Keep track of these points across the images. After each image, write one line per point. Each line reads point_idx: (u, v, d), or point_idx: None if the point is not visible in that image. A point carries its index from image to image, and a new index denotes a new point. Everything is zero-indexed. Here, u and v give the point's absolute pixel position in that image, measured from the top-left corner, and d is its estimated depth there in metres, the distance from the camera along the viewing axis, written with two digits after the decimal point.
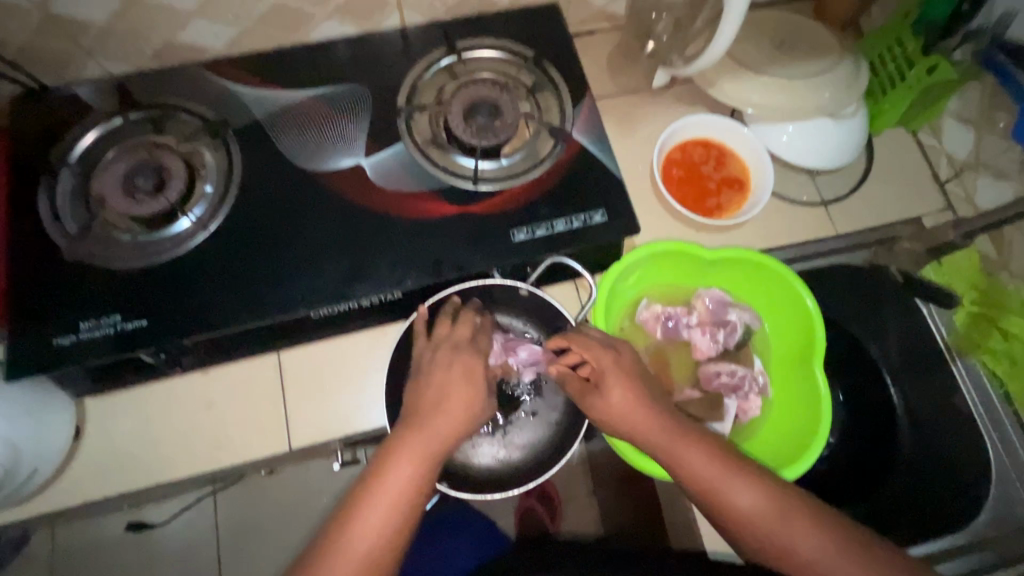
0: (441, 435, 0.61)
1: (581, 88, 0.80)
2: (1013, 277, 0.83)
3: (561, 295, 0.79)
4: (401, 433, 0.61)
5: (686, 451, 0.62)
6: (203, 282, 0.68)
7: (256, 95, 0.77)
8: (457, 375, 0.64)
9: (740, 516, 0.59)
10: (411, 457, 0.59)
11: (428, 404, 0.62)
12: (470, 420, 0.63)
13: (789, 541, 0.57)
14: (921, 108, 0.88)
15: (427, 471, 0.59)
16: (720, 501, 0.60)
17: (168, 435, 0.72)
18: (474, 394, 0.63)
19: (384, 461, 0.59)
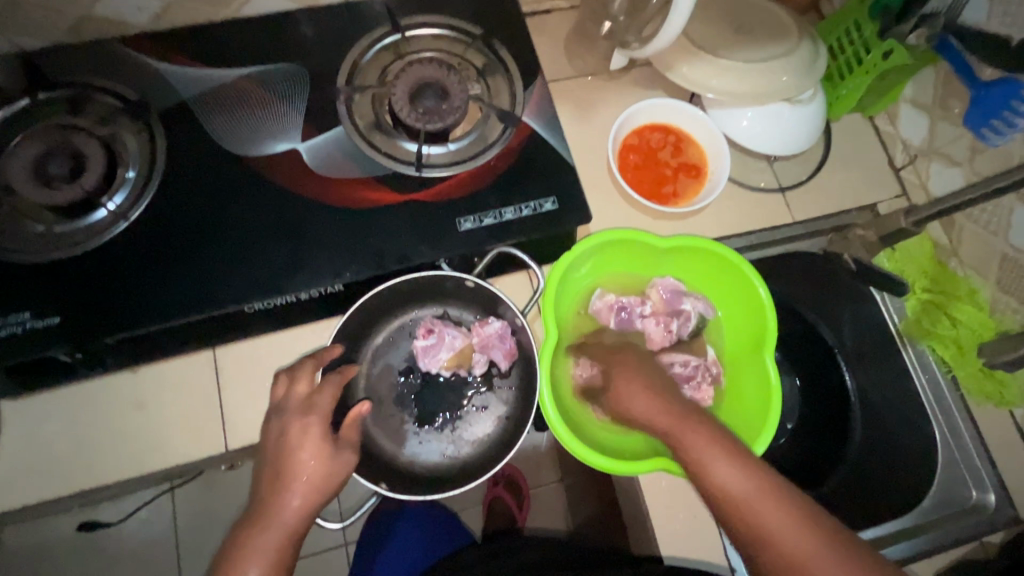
0: (290, 520, 0.57)
1: (533, 69, 0.77)
2: (962, 265, 0.86)
3: (516, 287, 0.77)
4: (246, 527, 0.57)
5: (682, 423, 0.60)
6: (123, 278, 0.63)
7: (183, 73, 0.72)
8: (307, 446, 0.59)
9: (726, 496, 0.56)
10: (259, 554, 0.55)
11: (273, 490, 0.58)
12: (321, 498, 0.59)
13: (781, 539, 0.52)
14: (878, 92, 0.87)
15: (274, 567, 0.55)
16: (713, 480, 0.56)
17: (94, 438, 0.68)
18: (325, 468, 0.59)
19: (232, 558, 0.55)
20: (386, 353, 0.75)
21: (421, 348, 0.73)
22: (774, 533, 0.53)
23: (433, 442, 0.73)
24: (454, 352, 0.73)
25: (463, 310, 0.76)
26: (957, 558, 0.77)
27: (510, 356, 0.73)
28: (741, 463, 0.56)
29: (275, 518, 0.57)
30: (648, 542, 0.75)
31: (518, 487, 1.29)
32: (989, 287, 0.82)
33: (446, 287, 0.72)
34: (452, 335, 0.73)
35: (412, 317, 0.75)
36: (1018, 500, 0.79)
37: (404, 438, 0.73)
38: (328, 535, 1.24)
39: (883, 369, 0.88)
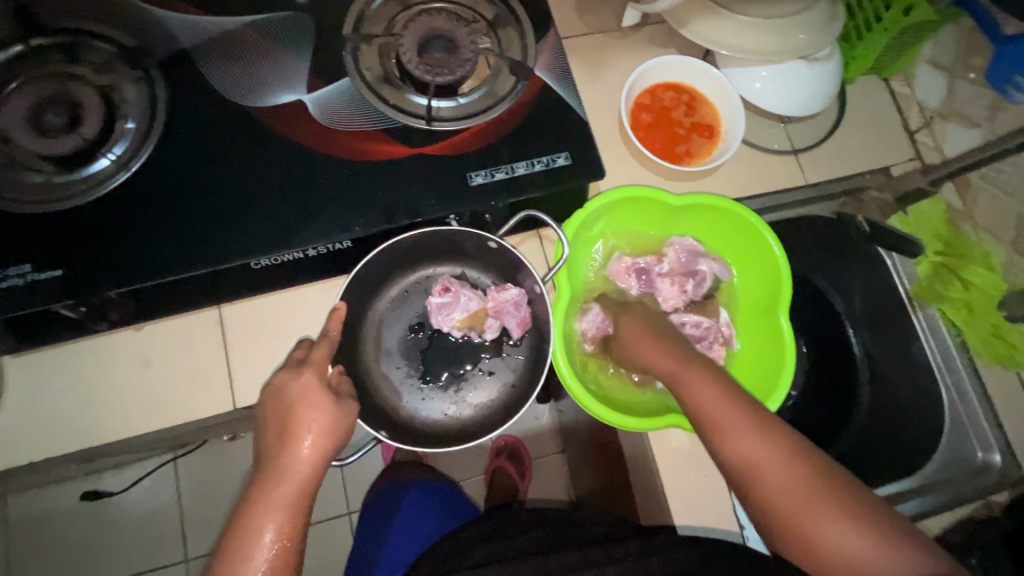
0: (301, 474, 0.55)
1: (545, 21, 0.74)
2: (976, 229, 0.83)
3: (534, 254, 0.75)
4: (256, 485, 0.55)
5: (689, 374, 0.60)
6: (127, 231, 0.61)
7: (182, 20, 0.69)
8: (309, 402, 0.57)
9: (732, 452, 0.55)
10: (274, 508, 0.53)
11: (281, 445, 0.56)
12: (330, 450, 0.57)
13: (778, 488, 0.53)
14: (896, 52, 0.85)
15: (292, 520, 0.54)
16: (720, 433, 0.56)
17: (99, 395, 0.67)
18: (330, 417, 0.57)
19: (246, 519, 0.53)
20: (396, 310, 0.75)
21: (436, 304, 0.72)
22: (779, 486, 0.53)
23: (438, 400, 0.73)
24: (468, 314, 0.71)
25: (481, 274, 0.76)
26: (961, 517, 0.77)
27: (524, 325, 0.71)
28: (749, 415, 0.56)
29: (286, 470, 0.55)
30: (657, 501, 0.76)
31: (520, 456, 1.31)
32: (1003, 250, 0.80)
33: (467, 246, 0.71)
34: (468, 297, 0.71)
35: (430, 274, 0.76)
36: None
37: (406, 393, 0.73)
38: (333, 503, 1.24)
39: (889, 335, 0.88)
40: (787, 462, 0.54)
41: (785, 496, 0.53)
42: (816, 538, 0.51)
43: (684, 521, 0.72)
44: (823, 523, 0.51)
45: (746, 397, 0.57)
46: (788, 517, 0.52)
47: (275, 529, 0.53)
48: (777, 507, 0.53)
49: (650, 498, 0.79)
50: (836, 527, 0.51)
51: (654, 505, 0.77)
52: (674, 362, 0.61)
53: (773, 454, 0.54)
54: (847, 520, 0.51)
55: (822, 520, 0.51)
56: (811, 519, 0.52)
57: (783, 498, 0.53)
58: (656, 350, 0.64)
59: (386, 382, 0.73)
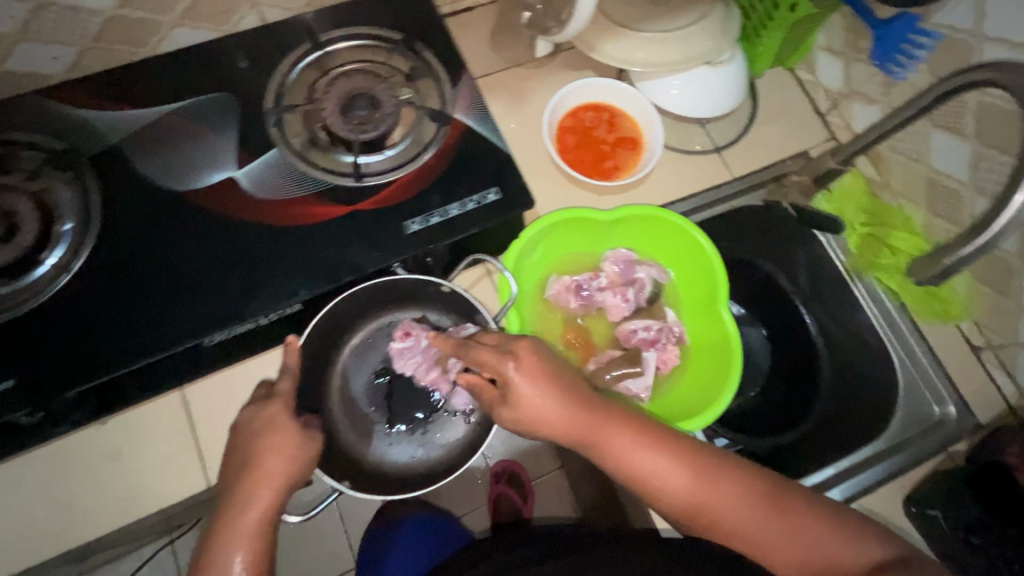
0: (263, 502, 0.56)
1: (458, 65, 0.78)
2: (893, 195, 0.89)
3: (488, 295, 0.79)
4: (218, 524, 0.55)
5: (606, 435, 0.60)
6: (77, 330, 0.62)
7: (108, 118, 0.71)
8: (277, 428, 0.60)
9: (667, 499, 0.58)
10: (240, 537, 0.54)
11: (243, 481, 0.57)
12: (292, 477, 0.58)
13: (716, 516, 0.57)
14: (793, 44, 0.91)
15: (259, 545, 0.55)
16: (646, 483, 0.59)
17: (70, 496, 0.67)
18: (296, 442, 0.60)
19: (213, 547, 0.54)
20: (360, 359, 0.76)
21: (397, 349, 0.74)
22: (717, 517, 0.57)
23: (404, 444, 0.74)
24: (430, 356, 0.74)
25: (441, 316, 0.76)
26: (928, 471, 0.81)
27: None
28: (674, 458, 0.59)
29: (249, 499, 0.56)
30: (641, 508, 0.78)
31: (520, 480, 1.28)
32: (920, 212, 0.86)
33: (423, 289, 0.73)
34: (429, 339, 0.73)
35: (396, 318, 0.77)
36: (976, 407, 0.83)
37: (375, 438, 0.74)
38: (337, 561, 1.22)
39: (838, 303, 0.91)
40: (720, 491, 0.57)
41: (722, 523, 0.57)
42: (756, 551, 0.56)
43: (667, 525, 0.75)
44: (757, 539, 0.55)
45: (668, 438, 0.60)
46: (732, 539, 0.57)
47: (243, 555, 0.53)
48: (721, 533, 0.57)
49: (634, 505, 0.81)
50: (772, 541, 0.55)
51: (639, 512, 0.79)
52: (588, 422, 0.61)
53: (709, 491, 0.57)
54: (776, 531, 0.55)
55: (759, 535, 0.55)
56: (758, 534, 0.55)
57: (721, 525, 0.57)
58: (569, 418, 0.61)
59: (358, 434, 0.74)
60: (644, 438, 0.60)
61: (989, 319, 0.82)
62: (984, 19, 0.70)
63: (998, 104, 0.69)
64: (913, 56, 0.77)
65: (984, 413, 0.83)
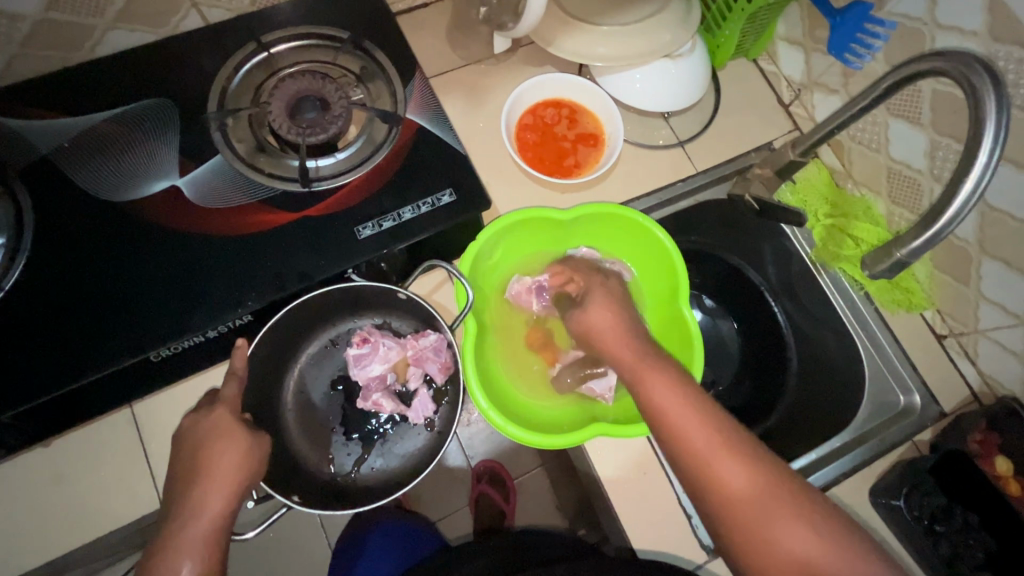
0: (216, 508, 0.53)
1: (409, 63, 0.76)
2: (856, 186, 0.89)
3: (449, 299, 0.77)
4: (160, 539, 0.51)
5: (650, 374, 0.61)
6: (10, 351, 0.60)
7: (41, 127, 0.68)
8: (223, 434, 0.57)
9: (685, 442, 0.55)
10: (189, 548, 0.50)
11: (189, 493, 0.54)
12: (244, 481, 0.55)
13: (725, 476, 0.53)
14: (753, 35, 0.90)
15: (212, 552, 0.51)
16: (667, 421, 0.57)
17: (14, 522, 0.65)
18: (245, 446, 0.57)
19: (159, 559, 0.50)
20: (318, 367, 0.74)
21: (353, 356, 0.72)
22: (724, 476, 0.53)
23: (363, 455, 0.73)
24: (388, 364, 0.72)
25: (403, 321, 0.75)
26: (893, 461, 0.81)
27: (446, 369, 0.72)
28: (702, 406, 0.57)
29: (202, 501, 0.53)
30: (609, 510, 0.77)
31: (500, 478, 1.27)
32: (882, 202, 0.86)
33: (378, 297, 0.71)
34: (387, 346, 0.72)
35: (357, 325, 0.75)
36: (941, 395, 0.83)
37: (333, 448, 0.72)
38: None
39: (804, 295, 0.91)
40: (737, 453, 0.54)
41: (741, 495, 0.52)
42: (769, 538, 0.50)
43: (634, 526, 0.74)
44: (779, 523, 0.51)
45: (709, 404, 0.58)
46: (744, 522, 0.52)
47: (193, 566, 0.50)
48: (725, 496, 0.53)
49: (603, 506, 0.81)
50: (794, 528, 0.50)
51: (608, 513, 0.78)
52: (634, 359, 0.63)
53: (737, 463, 0.53)
54: (798, 518, 0.51)
55: (779, 523, 0.51)
56: (759, 509, 0.51)
57: (740, 500, 0.52)
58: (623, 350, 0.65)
59: (317, 445, 0.72)
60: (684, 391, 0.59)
61: (950, 308, 0.82)
62: (935, 7, 0.69)
63: (951, 92, 0.69)
64: (869, 46, 0.77)
65: (949, 401, 0.83)
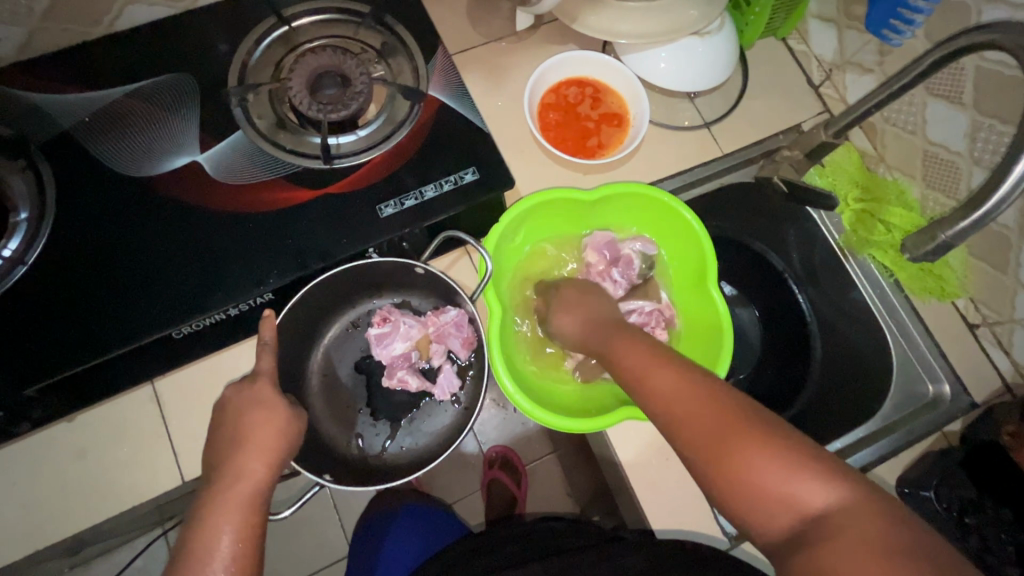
0: (255, 475, 0.53)
1: (431, 39, 0.74)
2: (889, 169, 0.87)
3: (468, 276, 0.76)
4: (202, 505, 0.51)
5: (618, 341, 0.60)
6: (36, 326, 0.59)
7: (62, 100, 0.67)
8: (264, 405, 0.57)
9: (651, 398, 0.53)
10: (229, 511, 0.50)
11: (217, 472, 0.53)
12: (283, 451, 0.56)
13: (686, 423, 0.49)
14: (784, 13, 0.87)
15: (250, 518, 0.51)
16: (637, 382, 0.55)
17: (39, 496, 0.65)
18: (285, 420, 0.57)
19: (198, 524, 0.49)
20: (341, 348, 0.74)
21: (374, 336, 0.71)
22: (686, 423, 0.49)
23: (389, 435, 0.72)
24: (409, 342, 0.71)
25: (422, 300, 0.74)
26: (921, 451, 0.79)
27: (469, 344, 0.71)
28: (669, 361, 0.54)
29: (240, 470, 0.53)
30: (631, 498, 0.76)
31: (514, 465, 1.27)
32: (916, 186, 0.84)
33: (398, 276, 0.70)
34: (408, 325, 0.71)
35: (376, 305, 0.75)
36: (971, 387, 0.81)
37: (361, 429, 0.72)
38: (331, 549, 1.21)
39: (831, 283, 0.89)
40: (702, 400, 0.49)
41: (708, 431, 0.47)
42: (739, 468, 0.45)
43: (655, 512, 0.73)
44: (746, 452, 0.45)
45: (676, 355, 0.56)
46: (707, 458, 0.47)
47: (233, 531, 0.49)
48: (692, 443, 0.48)
49: (624, 493, 0.80)
50: (766, 457, 0.44)
51: (630, 501, 0.78)
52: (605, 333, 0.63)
53: (699, 397, 0.49)
54: (768, 443, 0.45)
55: (742, 455, 0.45)
56: (724, 450, 0.46)
57: (705, 437, 0.47)
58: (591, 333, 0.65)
59: (339, 425, 0.72)
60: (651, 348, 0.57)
61: (985, 296, 0.79)
62: None
63: (998, 69, 0.66)
64: (910, 22, 0.75)
65: (980, 392, 0.81)
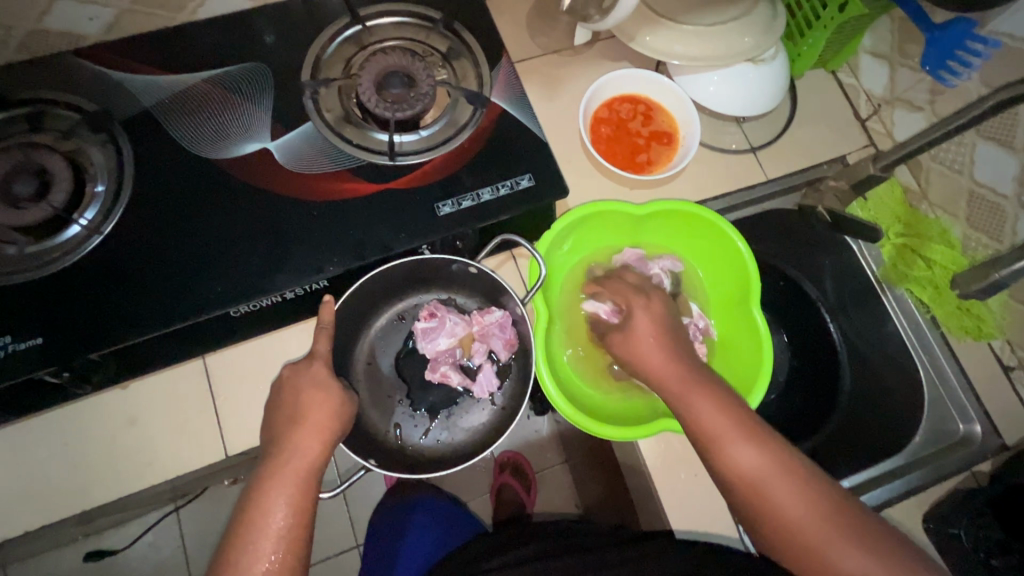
0: (312, 452, 0.55)
1: (496, 48, 0.76)
2: (932, 207, 0.88)
3: (513, 279, 0.77)
4: (262, 473, 0.54)
5: (692, 393, 0.62)
6: (106, 294, 0.62)
7: (143, 81, 0.71)
8: (318, 386, 0.59)
9: (738, 474, 0.58)
10: (284, 484, 0.53)
11: (273, 446, 0.55)
12: (337, 430, 0.57)
13: (778, 507, 0.56)
14: (837, 46, 0.88)
15: (302, 492, 0.53)
16: (718, 446, 0.59)
17: (90, 458, 0.67)
18: (339, 400, 0.59)
19: (257, 494, 0.52)
20: (386, 339, 0.76)
21: (421, 329, 0.73)
22: (779, 508, 0.56)
23: (428, 429, 0.74)
24: (454, 339, 0.72)
25: (468, 298, 0.76)
26: (949, 489, 0.79)
27: (510, 346, 0.73)
28: (753, 436, 0.59)
29: (297, 447, 0.55)
30: (655, 507, 0.77)
31: (523, 470, 1.28)
32: (959, 226, 0.84)
33: (449, 271, 0.72)
34: (453, 321, 0.73)
35: (424, 300, 0.77)
36: (1003, 428, 0.81)
37: (399, 419, 0.74)
38: (340, 539, 1.23)
39: (864, 314, 0.90)
40: (795, 487, 0.56)
41: (752, 474, 0.57)
42: (773, 509, 0.56)
43: (681, 523, 0.74)
44: (834, 547, 0.53)
45: (745, 416, 0.60)
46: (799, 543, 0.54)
47: (285, 504, 0.52)
48: (786, 529, 0.55)
49: (647, 503, 0.81)
50: (855, 554, 0.52)
51: (653, 509, 0.79)
52: (654, 351, 0.67)
53: (752, 448, 0.58)
54: (805, 494, 0.55)
55: (836, 543, 0.53)
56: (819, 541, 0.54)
57: (751, 479, 0.57)
58: (656, 356, 0.66)
59: (378, 414, 0.73)
60: (723, 402, 0.61)
61: (1020, 338, 0.80)
62: None
63: None
64: (967, 64, 0.75)
65: (1011, 434, 0.81)
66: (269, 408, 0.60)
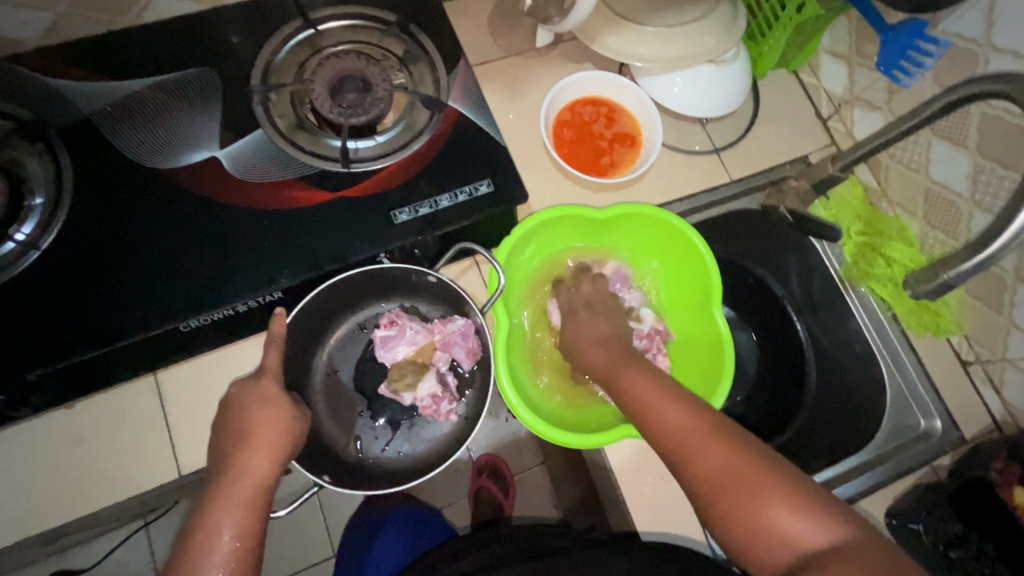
0: (261, 471, 0.54)
1: (453, 50, 0.75)
2: (891, 205, 0.89)
3: (475, 286, 0.76)
4: (209, 495, 0.52)
5: (629, 373, 0.62)
6: (44, 312, 0.59)
7: (84, 88, 0.68)
8: (269, 404, 0.57)
9: (694, 466, 0.53)
10: (232, 506, 0.51)
11: (219, 466, 0.54)
12: (288, 447, 0.56)
13: (735, 497, 0.50)
14: (797, 46, 0.89)
15: (251, 514, 0.52)
16: (672, 437, 0.55)
17: (34, 483, 0.65)
18: (290, 415, 0.57)
19: (203, 517, 0.50)
20: (345, 350, 0.74)
21: (380, 337, 0.72)
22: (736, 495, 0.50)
23: (390, 440, 0.73)
24: (414, 347, 0.72)
25: (431, 306, 0.75)
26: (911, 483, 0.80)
27: (473, 355, 0.72)
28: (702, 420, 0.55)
29: (246, 467, 0.54)
30: (621, 510, 0.76)
31: (501, 473, 1.26)
32: (917, 224, 0.85)
33: (409, 280, 0.71)
34: (414, 330, 0.72)
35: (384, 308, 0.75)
36: (962, 423, 0.83)
37: (360, 432, 0.73)
38: (315, 550, 1.20)
39: (829, 312, 0.91)
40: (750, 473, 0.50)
41: (724, 480, 0.51)
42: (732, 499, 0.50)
43: (646, 527, 0.74)
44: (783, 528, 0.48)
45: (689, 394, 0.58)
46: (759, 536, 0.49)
47: (233, 526, 0.50)
48: (747, 521, 0.49)
49: (616, 507, 0.81)
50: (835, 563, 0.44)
51: (620, 513, 0.78)
52: (617, 359, 0.64)
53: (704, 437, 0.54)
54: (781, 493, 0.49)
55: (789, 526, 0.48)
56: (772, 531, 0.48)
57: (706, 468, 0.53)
58: (600, 349, 0.67)
59: (339, 426, 0.72)
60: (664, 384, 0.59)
61: (978, 334, 0.81)
62: (992, 29, 0.69)
63: (1003, 116, 0.68)
64: (921, 63, 0.76)
65: (970, 428, 0.83)
66: (218, 426, 0.58)
